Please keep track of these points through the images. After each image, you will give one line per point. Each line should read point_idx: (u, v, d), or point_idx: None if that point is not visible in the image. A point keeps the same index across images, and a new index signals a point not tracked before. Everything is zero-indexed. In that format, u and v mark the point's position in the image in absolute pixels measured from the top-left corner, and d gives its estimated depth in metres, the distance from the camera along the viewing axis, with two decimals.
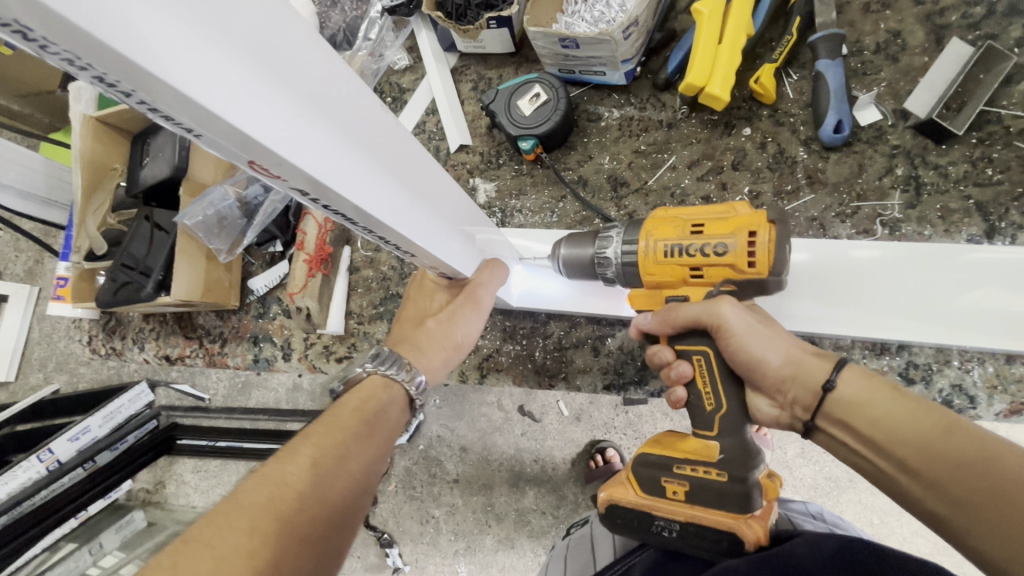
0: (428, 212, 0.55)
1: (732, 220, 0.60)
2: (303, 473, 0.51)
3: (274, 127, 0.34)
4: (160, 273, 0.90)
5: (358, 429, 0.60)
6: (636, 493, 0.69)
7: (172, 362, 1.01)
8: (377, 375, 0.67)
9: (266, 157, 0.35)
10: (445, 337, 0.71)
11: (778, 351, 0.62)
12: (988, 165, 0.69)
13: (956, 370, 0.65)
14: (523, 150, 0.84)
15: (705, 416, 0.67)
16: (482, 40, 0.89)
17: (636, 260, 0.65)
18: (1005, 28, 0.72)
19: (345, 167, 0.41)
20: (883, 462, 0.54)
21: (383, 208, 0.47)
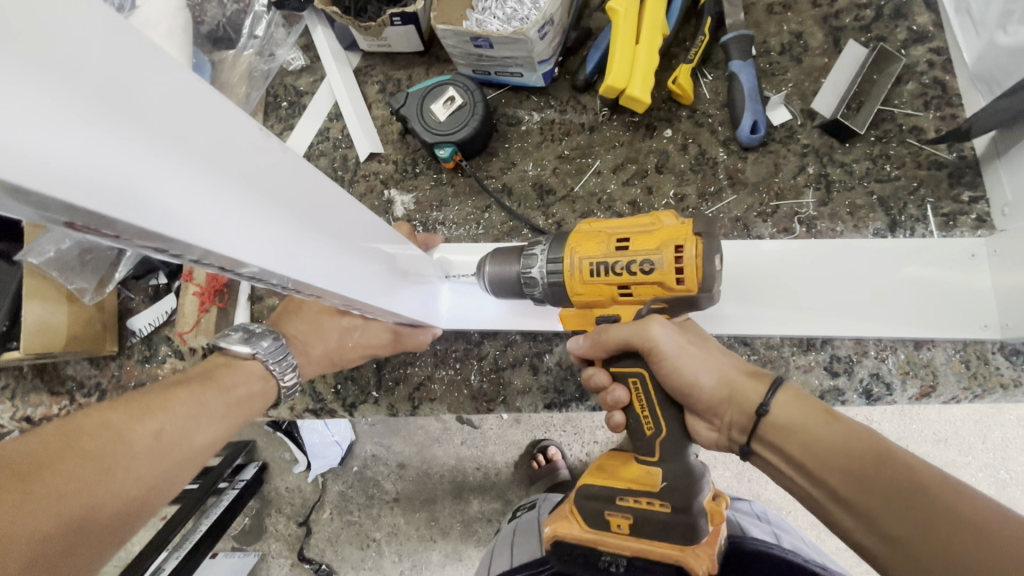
0: (334, 247, 0.47)
1: (660, 233, 0.58)
2: (123, 450, 0.46)
3: (113, 189, 0.25)
4: (5, 322, 0.74)
5: (208, 410, 0.54)
6: (581, 528, 0.68)
7: (35, 424, 0.84)
8: (258, 361, 0.61)
9: (92, 220, 0.25)
10: (337, 359, 0.67)
11: (712, 371, 0.61)
12: (886, 162, 0.72)
13: (872, 360, 0.68)
14: (441, 158, 0.78)
15: (646, 441, 0.64)
16: (386, 38, 0.81)
17: (562, 281, 0.62)
18: (892, 30, 0.76)
19: (217, 217, 0.32)
20: (815, 488, 0.55)
21: (270, 255, 0.37)
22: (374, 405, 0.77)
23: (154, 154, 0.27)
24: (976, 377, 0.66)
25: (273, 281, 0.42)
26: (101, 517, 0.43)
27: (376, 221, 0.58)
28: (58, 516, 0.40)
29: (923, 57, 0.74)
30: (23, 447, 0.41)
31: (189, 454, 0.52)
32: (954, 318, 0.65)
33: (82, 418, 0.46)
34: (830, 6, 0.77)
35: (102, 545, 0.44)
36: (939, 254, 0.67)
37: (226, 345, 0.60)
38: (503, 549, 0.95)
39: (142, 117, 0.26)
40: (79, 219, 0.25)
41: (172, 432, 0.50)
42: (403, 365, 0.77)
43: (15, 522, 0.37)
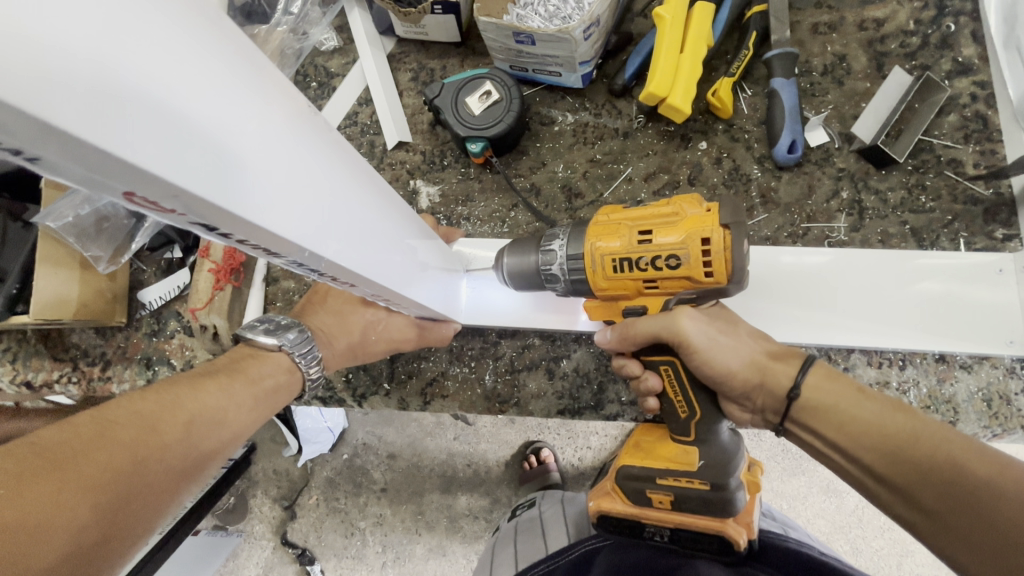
0: (369, 232, 0.46)
1: (685, 223, 0.55)
2: (156, 440, 0.46)
3: (162, 146, 0.24)
4: (15, 285, 0.72)
5: (235, 401, 0.54)
6: (624, 503, 0.69)
7: (34, 390, 0.83)
8: (287, 353, 0.60)
9: (152, 189, 0.24)
10: (361, 349, 0.66)
11: (741, 356, 0.60)
12: (922, 193, 0.72)
13: (894, 392, 0.67)
14: (472, 152, 0.76)
15: (681, 423, 0.64)
16: (424, 26, 0.80)
17: (584, 276, 0.61)
18: (937, 60, 0.75)
19: (265, 188, 0.31)
20: (850, 465, 0.55)
21: (309, 231, 0.35)
22: (385, 397, 0.75)
23: (210, 120, 0.26)
24: (997, 417, 0.65)
25: (308, 264, 0.41)
26: (135, 505, 0.43)
27: (404, 210, 0.57)
28: (92, 504, 0.40)
29: (967, 90, 0.73)
30: (60, 437, 0.42)
31: (216, 445, 0.51)
32: (979, 339, 0.65)
33: (115, 407, 0.46)
34: (877, 31, 0.76)
35: (136, 532, 0.43)
36: (968, 273, 0.67)
37: (253, 336, 0.60)
38: (503, 550, 0.93)
39: (200, 81, 0.25)
40: (137, 189, 0.24)
41: (201, 424, 0.50)
42: (417, 359, 0.76)
43: (53, 507, 0.38)
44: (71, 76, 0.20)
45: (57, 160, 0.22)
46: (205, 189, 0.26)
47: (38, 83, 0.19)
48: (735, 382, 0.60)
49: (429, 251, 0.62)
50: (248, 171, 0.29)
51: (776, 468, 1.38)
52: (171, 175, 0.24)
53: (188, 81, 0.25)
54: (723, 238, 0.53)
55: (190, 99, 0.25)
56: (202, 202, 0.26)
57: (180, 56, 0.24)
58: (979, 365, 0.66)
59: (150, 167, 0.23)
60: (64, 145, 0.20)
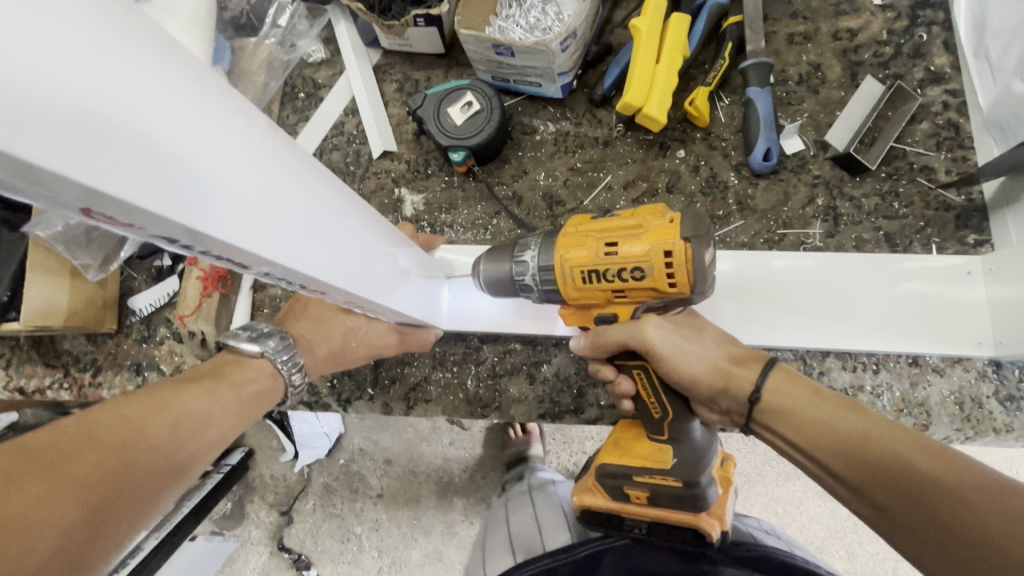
0: (345, 244, 0.47)
1: (648, 236, 0.56)
2: (143, 443, 0.47)
3: (123, 168, 0.25)
4: (5, 293, 0.74)
5: (221, 405, 0.55)
6: (605, 498, 0.70)
7: (27, 395, 0.84)
8: (269, 359, 0.61)
9: (113, 208, 0.25)
10: (345, 355, 0.67)
11: (705, 363, 0.61)
12: (895, 200, 0.73)
13: (868, 396, 0.68)
14: (454, 161, 0.78)
15: (655, 423, 0.66)
16: (408, 38, 0.82)
17: (557, 286, 0.62)
18: (910, 69, 0.76)
19: (235, 203, 0.32)
20: (810, 464, 0.56)
21: (280, 245, 0.36)
22: (369, 402, 0.77)
23: (173, 141, 0.27)
24: (970, 420, 0.66)
25: (278, 275, 0.42)
26: (124, 505, 0.44)
27: (382, 220, 0.58)
28: (82, 505, 0.41)
29: (939, 99, 0.75)
30: (48, 440, 0.43)
31: (202, 447, 0.53)
32: (951, 344, 0.66)
33: (101, 411, 0.47)
34: (851, 40, 0.78)
35: (125, 531, 0.45)
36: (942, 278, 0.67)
37: (236, 343, 0.61)
38: (498, 540, 0.97)
39: (162, 105, 0.26)
40: (98, 207, 0.25)
41: (187, 427, 0.51)
42: (401, 364, 0.77)
43: (42, 508, 0.39)
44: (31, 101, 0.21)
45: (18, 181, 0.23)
46: (168, 205, 0.27)
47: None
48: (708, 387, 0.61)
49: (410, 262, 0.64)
50: (214, 189, 0.30)
51: (770, 472, 1.38)
52: (132, 196, 0.25)
53: (149, 102, 0.26)
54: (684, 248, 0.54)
55: (152, 120, 0.26)
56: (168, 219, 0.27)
57: (142, 82, 0.25)
58: (952, 368, 0.67)
59: (110, 188, 0.24)
60: (23, 168, 0.21)
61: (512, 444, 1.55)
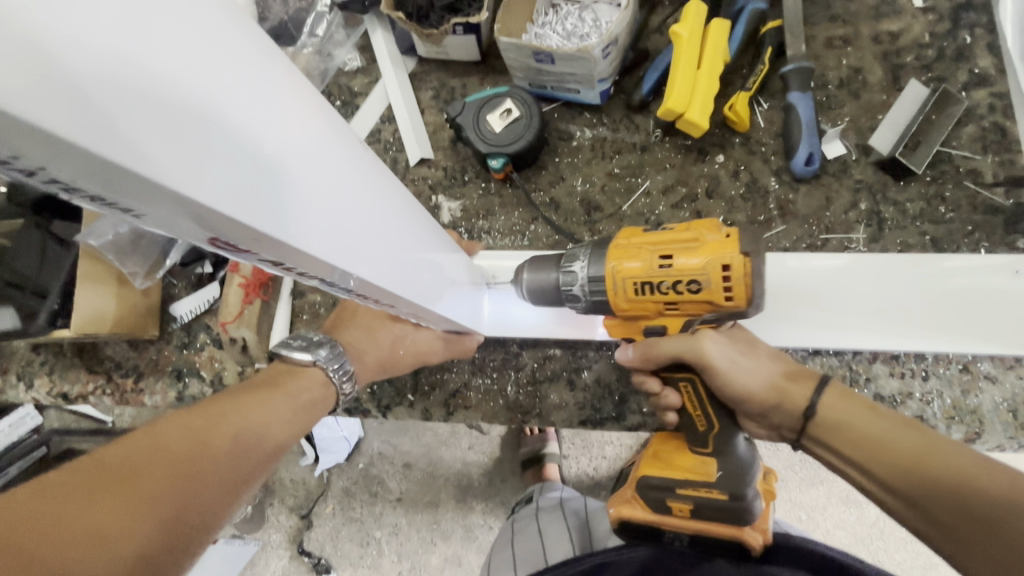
0: (403, 250, 0.47)
1: (705, 250, 0.55)
2: (206, 452, 0.49)
3: (249, 191, 0.24)
4: (57, 300, 0.75)
5: (276, 414, 0.56)
6: (644, 510, 0.70)
7: (70, 401, 0.86)
8: (320, 367, 0.62)
9: (235, 232, 0.25)
10: (391, 362, 0.68)
11: (761, 379, 0.60)
12: (941, 204, 0.72)
13: (917, 402, 0.67)
14: (492, 168, 0.78)
15: (699, 435, 0.65)
16: (445, 46, 0.82)
17: (607, 297, 0.61)
18: (954, 72, 0.75)
19: (321, 215, 0.31)
20: (865, 479, 0.56)
21: (359, 256, 0.36)
22: (408, 408, 0.77)
23: (283, 158, 0.27)
24: (1021, 427, 0.65)
25: (349, 285, 0.41)
26: (194, 515, 0.46)
27: (428, 225, 0.58)
28: (155, 514, 0.43)
29: (984, 101, 0.74)
30: (121, 453, 0.45)
31: (261, 456, 0.54)
32: (997, 348, 0.65)
33: (165, 424, 0.49)
34: (892, 44, 0.77)
35: (197, 539, 0.46)
36: (988, 282, 0.67)
37: (287, 353, 0.62)
38: (503, 549, 1.00)
39: (275, 123, 0.26)
40: (221, 233, 0.25)
41: (245, 437, 0.53)
42: (440, 370, 0.77)
43: (118, 520, 0.41)
44: (153, 119, 0.20)
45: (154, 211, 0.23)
46: (270, 220, 0.26)
47: (153, 142, 0.20)
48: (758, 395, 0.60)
49: (457, 271, 0.64)
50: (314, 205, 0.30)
51: (795, 478, 1.37)
52: (254, 218, 0.25)
53: (265, 120, 0.26)
54: (742, 263, 0.54)
55: (256, 132, 0.25)
56: (269, 236, 0.26)
57: (260, 100, 0.25)
58: (1004, 374, 0.66)
59: (238, 212, 0.24)
60: (146, 187, 0.20)
61: (527, 443, 1.56)
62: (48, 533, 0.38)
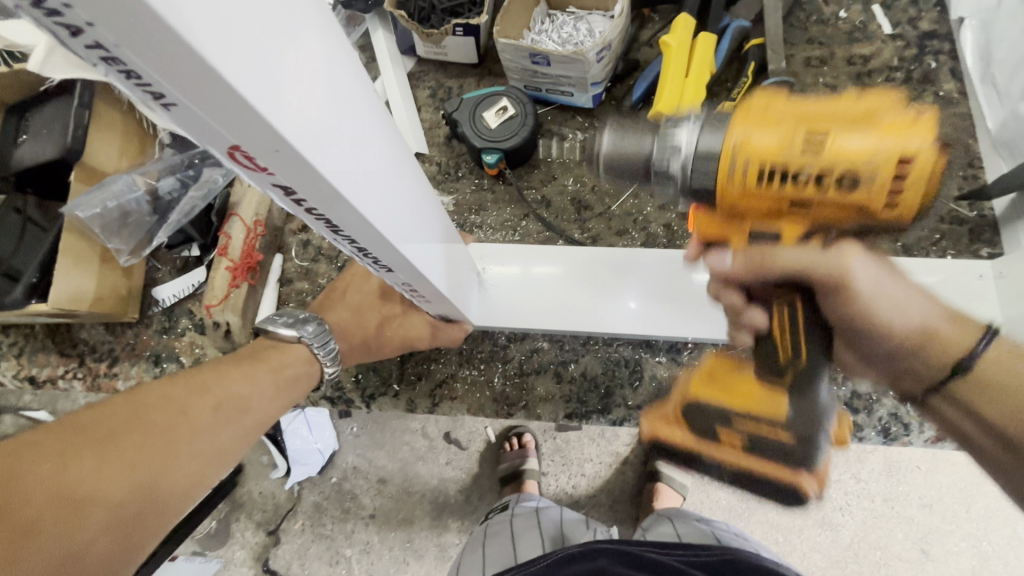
0: (418, 219, 0.46)
1: (845, 69, 0.43)
2: (182, 424, 0.49)
3: (285, 103, 0.24)
4: (34, 275, 0.72)
5: (261, 388, 0.56)
6: (681, 432, 0.60)
7: (37, 385, 0.82)
8: (303, 345, 0.62)
9: (263, 143, 0.25)
10: (380, 346, 0.67)
11: (915, 318, 0.51)
12: None
13: (892, 401, 0.69)
14: (486, 163, 0.80)
15: (777, 364, 0.58)
16: (444, 47, 0.85)
17: (716, 185, 0.50)
18: (921, 93, 0.81)
19: (342, 149, 0.30)
20: (979, 435, 0.47)
21: (374, 207, 0.36)
22: (394, 398, 0.76)
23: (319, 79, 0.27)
24: None
25: (360, 242, 0.40)
26: (172, 481, 0.47)
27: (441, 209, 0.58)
28: (129, 481, 0.43)
29: (948, 121, 0.79)
30: (99, 418, 0.46)
31: (241, 429, 0.54)
32: None
33: (146, 392, 0.49)
34: (864, 65, 0.83)
35: (174, 505, 0.47)
36: (953, 287, 0.70)
37: (274, 328, 0.61)
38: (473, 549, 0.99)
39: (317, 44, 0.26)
40: (247, 141, 0.25)
41: (228, 407, 0.53)
42: (428, 360, 0.77)
43: (93, 482, 0.42)
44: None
45: (191, 102, 0.23)
46: (292, 132, 0.25)
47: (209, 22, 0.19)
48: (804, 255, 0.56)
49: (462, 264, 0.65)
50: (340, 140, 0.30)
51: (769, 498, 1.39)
52: (285, 131, 0.25)
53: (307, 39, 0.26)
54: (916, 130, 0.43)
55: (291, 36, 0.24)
56: (286, 149, 0.26)
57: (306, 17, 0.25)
58: None
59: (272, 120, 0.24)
60: (171, 57, 0.20)
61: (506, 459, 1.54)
62: (19, 495, 0.38)
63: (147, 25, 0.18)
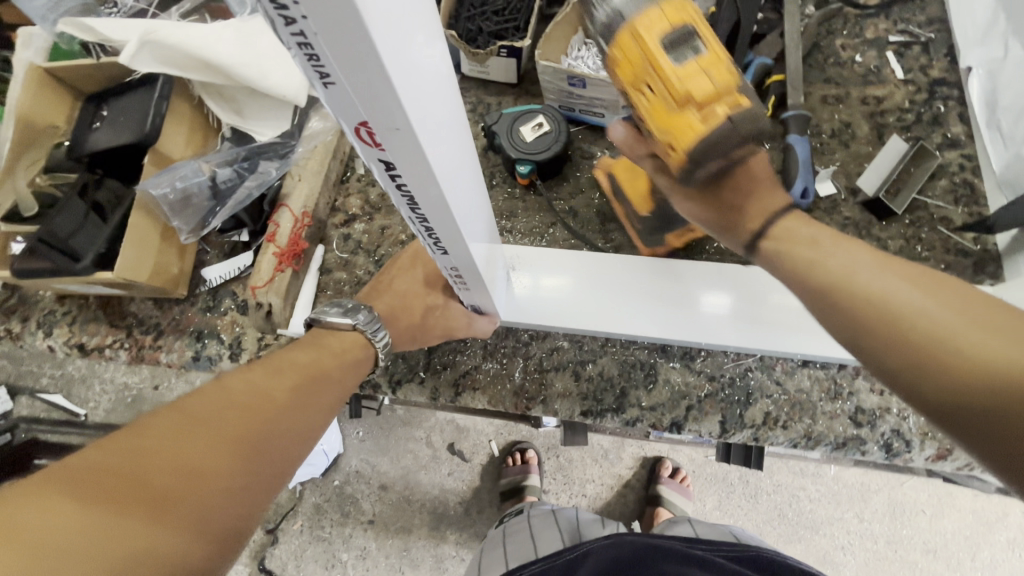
0: (475, 211, 0.51)
1: (652, 112, 0.50)
2: (271, 401, 0.53)
3: (409, 82, 0.29)
4: (103, 246, 0.78)
5: (327, 370, 0.61)
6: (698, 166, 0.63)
7: (85, 352, 0.88)
8: (356, 331, 0.67)
9: (389, 119, 0.29)
10: (422, 334, 0.73)
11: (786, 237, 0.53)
12: (918, 243, 0.80)
13: (895, 418, 0.72)
14: (519, 173, 0.86)
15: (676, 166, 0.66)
16: (487, 66, 0.92)
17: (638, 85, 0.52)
18: (930, 133, 0.86)
19: (435, 134, 0.35)
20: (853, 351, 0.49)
21: (453, 191, 0.40)
22: (419, 385, 0.80)
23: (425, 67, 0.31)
24: None
25: (432, 227, 0.44)
26: (269, 452, 0.51)
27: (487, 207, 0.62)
28: (236, 454, 0.48)
29: (955, 161, 0.84)
30: (196, 403, 0.50)
31: (319, 409, 0.58)
32: None
33: (231, 378, 0.54)
34: (878, 106, 0.89)
35: (274, 477, 0.51)
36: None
37: (327, 317, 0.66)
38: (494, 549, 1.07)
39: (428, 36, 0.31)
40: (377, 115, 0.29)
41: (305, 387, 0.57)
42: (453, 352, 0.81)
43: (206, 455, 0.46)
44: None
45: (342, 75, 0.27)
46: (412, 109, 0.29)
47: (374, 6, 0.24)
48: (778, 265, 0.53)
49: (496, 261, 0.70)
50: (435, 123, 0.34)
51: None
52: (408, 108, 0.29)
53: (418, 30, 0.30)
54: (702, 118, 0.48)
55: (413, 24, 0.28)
56: (406, 125, 0.30)
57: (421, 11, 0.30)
58: None
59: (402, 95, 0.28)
60: (345, 34, 0.24)
61: (507, 474, 1.56)
62: (149, 467, 0.42)
63: (346, 12, 0.23)
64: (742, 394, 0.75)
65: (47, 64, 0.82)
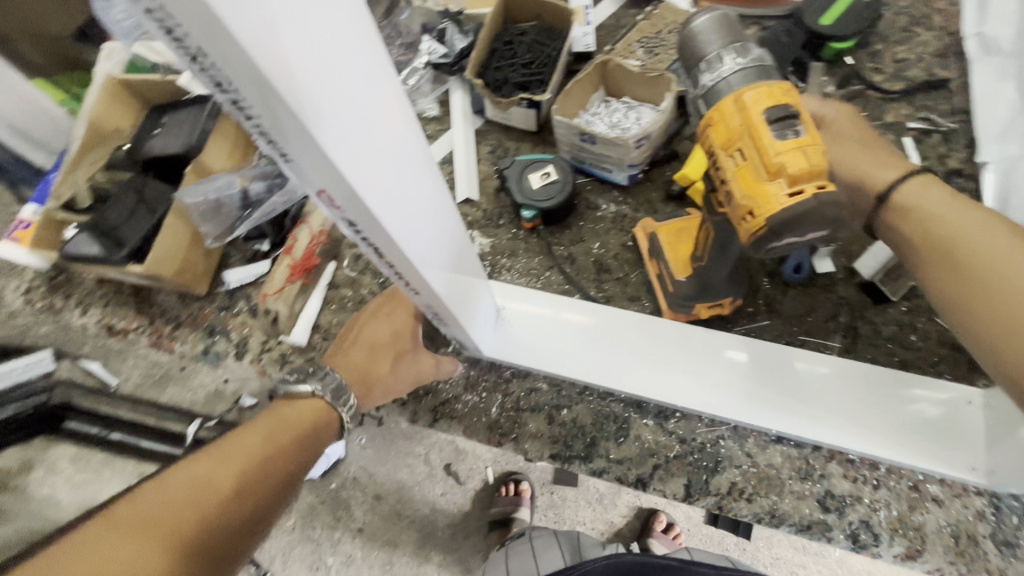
0: (445, 254, 0.56)
1: (737, 178, 0.51)
2: (263, 462, 0.56)
3: (357, 164, 0.34)
4: (137, 242, 0.86)
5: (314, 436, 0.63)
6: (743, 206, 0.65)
7: (113, 333, 0.97)
8: (315, 399, 0.65)
9: (339, 190, 0.34)
10: (399, 380, 0.75)
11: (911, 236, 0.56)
12: (912, 332, 0.80)
13: (864, 508, 0.71)
14: (523, 217, 0.91)
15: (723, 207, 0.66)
16: (509, 113, 0.98)
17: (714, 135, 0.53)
18: None
19: (390, 199, 0.40)
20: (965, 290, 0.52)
21: (409, 241, 0.45)
22: (400, 406, 0.84)
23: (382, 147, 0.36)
24: (963, 555, 0.68)
25: (395, 266, 0.49)
26: (262, 511, 0.53)
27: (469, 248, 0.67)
28: (237, 504, 0.50)
29: None
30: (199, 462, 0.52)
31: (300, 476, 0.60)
32: (948, 467, 0.69)
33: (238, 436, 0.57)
34: None
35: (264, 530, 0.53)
36: (954, 410, 0.70)
37: (289, 387, 0.65)
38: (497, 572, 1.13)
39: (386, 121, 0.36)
40: (329, 186, 0.34)
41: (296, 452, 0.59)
42: (436, 379, 0.85)
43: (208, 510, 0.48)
44: (321, 93, 0.28)
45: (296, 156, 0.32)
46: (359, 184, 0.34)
47: (322, 113, 0.29)
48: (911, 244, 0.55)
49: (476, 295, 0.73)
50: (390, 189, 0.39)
51: None
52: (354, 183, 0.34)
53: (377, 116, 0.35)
54: (789, 194, 0.47)
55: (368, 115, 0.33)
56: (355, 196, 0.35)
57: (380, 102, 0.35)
58: (951, 501, 0.70)
59: (348, 176, 0.33)
60: (292, 133, 0.29)
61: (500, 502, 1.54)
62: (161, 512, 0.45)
63: (291, 122, 0.27)
64: (710, 461, 0.75)
65: (122, 77, 0.93)
